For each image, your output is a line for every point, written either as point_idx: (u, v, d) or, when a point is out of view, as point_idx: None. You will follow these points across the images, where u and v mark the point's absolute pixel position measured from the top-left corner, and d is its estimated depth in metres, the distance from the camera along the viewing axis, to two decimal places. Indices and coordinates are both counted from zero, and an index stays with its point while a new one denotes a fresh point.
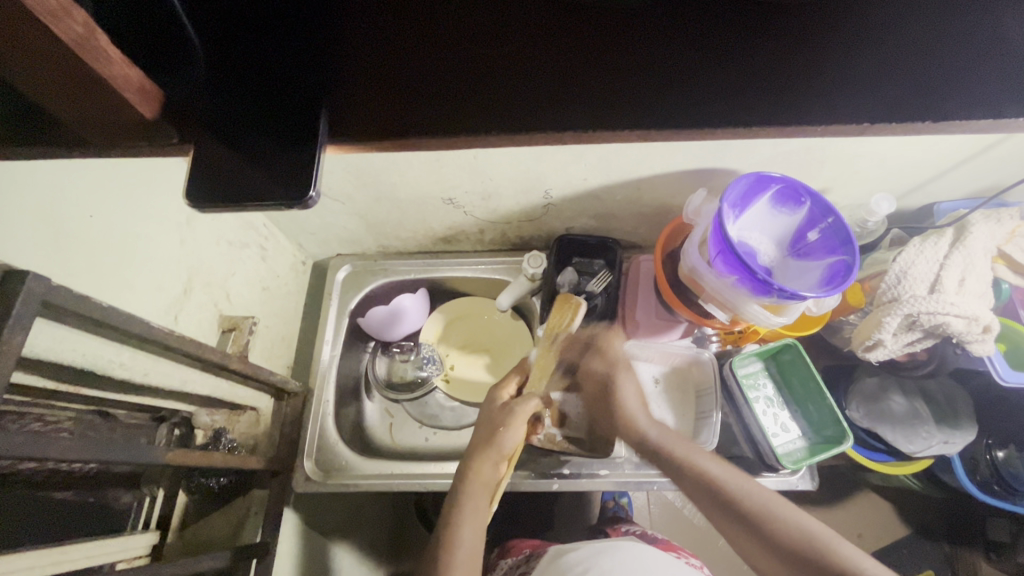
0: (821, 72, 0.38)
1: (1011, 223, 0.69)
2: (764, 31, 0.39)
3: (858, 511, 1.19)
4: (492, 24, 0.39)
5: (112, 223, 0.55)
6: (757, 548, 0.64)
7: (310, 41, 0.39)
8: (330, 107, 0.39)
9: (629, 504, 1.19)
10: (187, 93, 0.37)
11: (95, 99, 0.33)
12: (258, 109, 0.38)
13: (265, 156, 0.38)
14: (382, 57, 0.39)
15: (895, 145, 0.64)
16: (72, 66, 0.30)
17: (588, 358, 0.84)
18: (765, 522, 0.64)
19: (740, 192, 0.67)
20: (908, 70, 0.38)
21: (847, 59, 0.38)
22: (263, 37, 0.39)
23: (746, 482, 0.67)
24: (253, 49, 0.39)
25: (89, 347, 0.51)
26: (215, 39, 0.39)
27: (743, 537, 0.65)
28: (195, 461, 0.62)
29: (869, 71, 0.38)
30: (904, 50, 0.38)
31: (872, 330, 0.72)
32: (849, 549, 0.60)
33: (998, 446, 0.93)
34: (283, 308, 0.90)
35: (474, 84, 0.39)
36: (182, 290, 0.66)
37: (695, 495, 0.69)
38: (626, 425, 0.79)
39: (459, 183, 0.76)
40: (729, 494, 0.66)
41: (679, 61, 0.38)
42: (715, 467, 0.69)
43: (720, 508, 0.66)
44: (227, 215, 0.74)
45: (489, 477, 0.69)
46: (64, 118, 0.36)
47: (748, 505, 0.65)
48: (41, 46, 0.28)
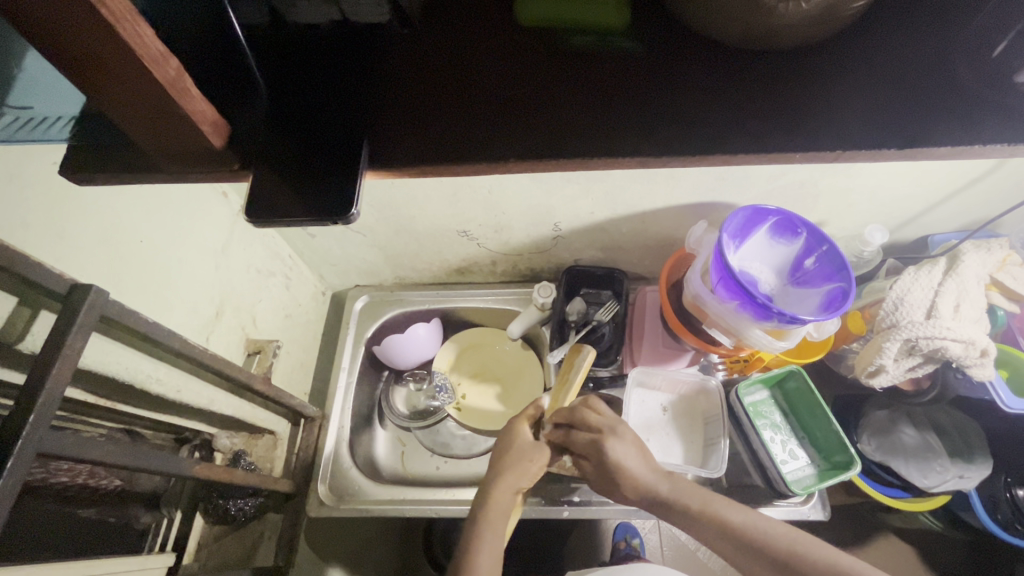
0: (811, 104, 0.42)
1: (1001, 253, 0.73)
2: (755, 73, 0.44)
3: (879, 555, 1.15)
4: (512, 77, 0.45)
5: (159, 248, 0.60)
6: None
7: (357, 88, 0.45)
8: (371, 140, 0.43)
9: (641, 543, 1.16)
10: (247, 131, 0.43)
11: (178, 132, 0.38)
12: (306, 139, 0.43)
13: (310, 177, 0.41)
14: (416, 106, 0.45)
15: (882, 178, 0.69)
16: (164, 104, 0.35)
17: (573, 438, 0.72)
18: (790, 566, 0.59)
19: (739, 223, 0.71)
20: (892, 103, 0.42)
21: (834, 94, 0.42)
22: (314, 83, 0.45)
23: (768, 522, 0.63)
24: (304, 92, 0.45)
25: (130, 360, 0.55)
26: (273, 85, 0.44)
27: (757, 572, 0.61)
28: (219, 476, 0.65)
29: (857, 105, 0.42)
30: (889, 88, 0.42)
31: (873, 356, 0.74)
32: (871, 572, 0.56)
33: (1018, 484, 0.91)
34: (303, 335, 0.94)
35: (497, 119, 0.43)
36: (214, 312, 0.70)
37: (714, 543, 0.64)
38: (630, 490, 0.69)
39: (474, 215, 0.82)
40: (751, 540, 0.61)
41: (677, 98, 0.43)
42: (735, 512, 0.64)
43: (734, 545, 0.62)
44: (257, 245, 0.79)
45: (507, 504, 0.67)
46: (139, 144, 0.41)
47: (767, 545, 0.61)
48: (142, 88, 0.34)
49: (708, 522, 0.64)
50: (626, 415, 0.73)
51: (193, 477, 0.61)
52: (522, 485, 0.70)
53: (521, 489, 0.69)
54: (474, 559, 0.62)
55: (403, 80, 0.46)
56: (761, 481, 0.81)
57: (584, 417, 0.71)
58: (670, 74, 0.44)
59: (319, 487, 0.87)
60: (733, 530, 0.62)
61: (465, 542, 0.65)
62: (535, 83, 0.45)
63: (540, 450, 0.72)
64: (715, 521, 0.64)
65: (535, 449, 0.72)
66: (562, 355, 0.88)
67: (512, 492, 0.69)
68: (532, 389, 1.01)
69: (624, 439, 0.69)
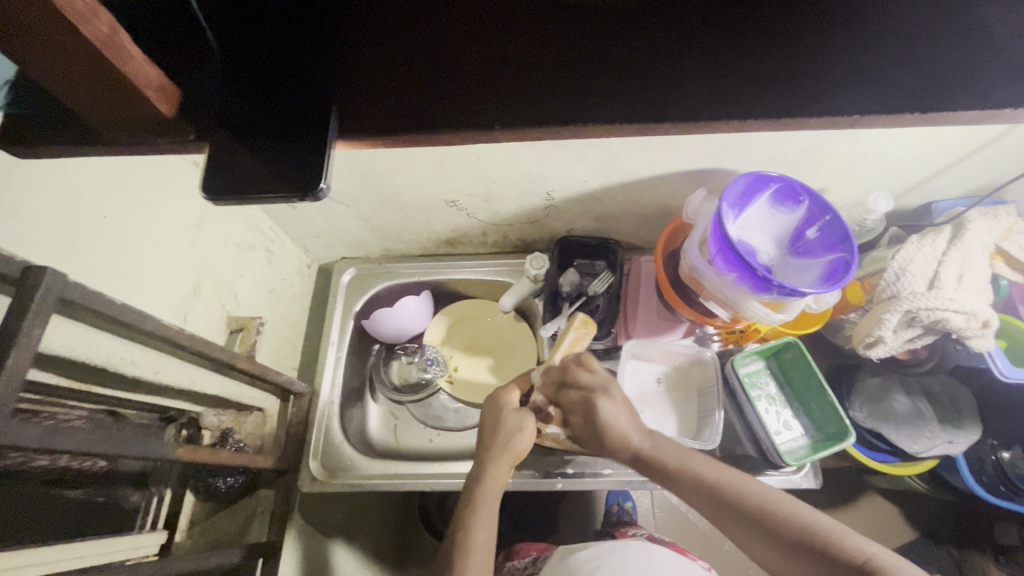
0: (830, 55, 0.37)
1: (1008, 220, 0.70)
2: (771, 15, 0.38)
3: (865, 515, 1.18)
4: (497, 20, 0.39)
5: (125, 224, 0.57)
6: (793, 569, 0.55)
7: (324, 34, 0.39)
8: (339, 101, 0.39)
9: (633, 507, 1.18)
10: (204, 91, 0.37)
11: (119, 98, 0.34)
12: (268, 104, 0.38)
13: (275, 149, 0.38)
14: (390, 56, 0.39)
15: (891, 143, 0.65)
16: (99, 67, 0.31)
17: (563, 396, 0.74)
18: (760, 517, 0.58)
19: (739, 191, 0.68)
20: (914, 55, 0.37)
21: (856, 45, 0.37)
22: (280, 34, 0.39)
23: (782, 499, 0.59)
24: (268, 46, 0.39)
25: (101, 344, 0.53)
26: (236, 35, 0.39)
27: (765, 547, 0.57)
28: (203, 458, 0.63)
29: (879, 57, 0.37)
30: (917, 38, 0.37)
31: (872, 327, 0.72)
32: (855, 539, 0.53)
33: (1003, 447, 0.92)
34: (289, 310, 0.91)
35: (479, 73, 0.38)
36: (191, 290, 0.67)
37: (687, 496, 0.64)
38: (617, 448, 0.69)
39: (462, 184, 0.78)
40: (761, 516, 0.58)
41: (682, 49, 0.38)
42: (747, 486, 0.61)
43: (746, 525, 0.59)
44: (234, 218, 0.75)
45: (501, 479, 0.67)
46: (77, 111, 0.37)
47: (785, 523, 0.56)
48: (69, 47, 0.30)
49: (683, 480, 0.63)
50: (599, 400, 0.70)
51: (176, 460, 0.60)
52: (515, 457, 0.69)
53: (514, 460, 0.69)
54: (467, 539, 0.62)
55: (373, 22, 0.39)
56: (754, 451, 0.81)
57: (575, 375, 0.72)
58: (677, 20, 0.38)
59: (310, 463, 0.86)
60: (706, 484, 0.62)
61: (458, 520, 0.65)
62: (523, 26, 0.39)
63: (527, 419, 0.71)
64: (692, 476, 0.63)
65: (522, 418, 0.71)
66: (554, 329, 0.87)
67: (505, 466, 0.68)
68: (526, 361, 0.99)
69: (615, 398, 0.70)
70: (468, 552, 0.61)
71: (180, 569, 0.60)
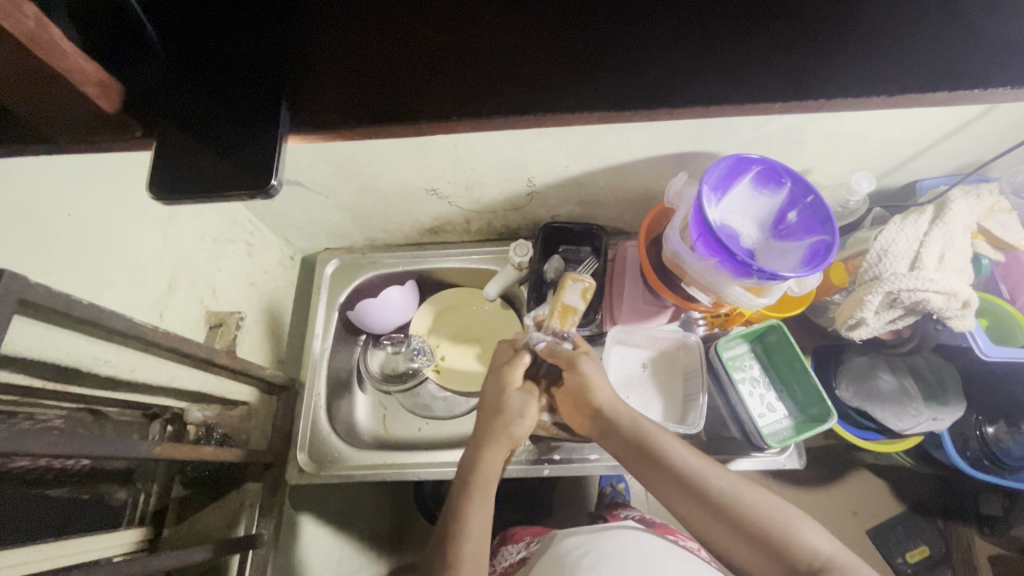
0: (799, 31, 0.35)
1: (991, 199, 0.69)
2: None
3: (853, 491, 1.20)
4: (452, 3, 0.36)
5: (90, 220, 0.55)
6: (744, 552, 0.58)
7: (266, 23, 0.36)
8: (292, 93, 0.36)
9: (625, 489, 1.19)
10: (144, 85, 0.35)
11: (53, 95, 0.32)
12: (216, 93, 0.36)
13: (223, 143, 0.35)
14: (347, 44, 0.36)
15: (874, 122, 0.65)
16: (25, 62, 0.29)
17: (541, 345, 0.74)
18: (731, 507, 0.59)
19: (721, 173, 0.67)
20: (890, 30, 0.35)
21: (828, 19, 0.35)
22: (216, 16, 0.36)
23: (754, 493, 0.59)
24: (206, 28, 0.36)
25: (72, 344, 0.52)
26: (171, 24, 0.36)
27: (728, 538, 0.59)
28: (184, 455, 0.63)
29: (849, 30, 0.35)
30: (889, 16, 0.35)
31: (855, 309, 0.72)
32: (804, 524, 0.57)
33: (988, 422, 0.94)
34: (271, 302, 0.90)
35: (430, 53, 0.36)
36: (166, 286, 0.66)
37: (641, 470, 0.64)
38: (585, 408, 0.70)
39: (441, 172, 0.76)
40: (737, 510, 0.58)
41: (645, 26, 0.35)
42: (721, 480, 0.61)
43: (711, 515, 0.59)
44: (209, 211, 0.74)
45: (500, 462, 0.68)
46: (13, 108, 0.34)
47: (755, 520, 0.57)
48: None
49: (655, 459, 0.63)
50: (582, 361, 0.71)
51: (157, 457, 0.60)
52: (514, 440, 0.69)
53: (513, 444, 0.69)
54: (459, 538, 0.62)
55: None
56: (739, 434, 0.81)
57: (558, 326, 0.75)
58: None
59: (298, 455, 0.86)
60: (675, 465, 0.62)
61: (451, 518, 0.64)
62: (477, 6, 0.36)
63: (529, 405, 0.70)
64: (657, 453, 0.63)
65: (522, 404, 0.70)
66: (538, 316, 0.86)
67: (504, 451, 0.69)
68: None
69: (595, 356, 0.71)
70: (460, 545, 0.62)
71: (167, 565, 0.60)
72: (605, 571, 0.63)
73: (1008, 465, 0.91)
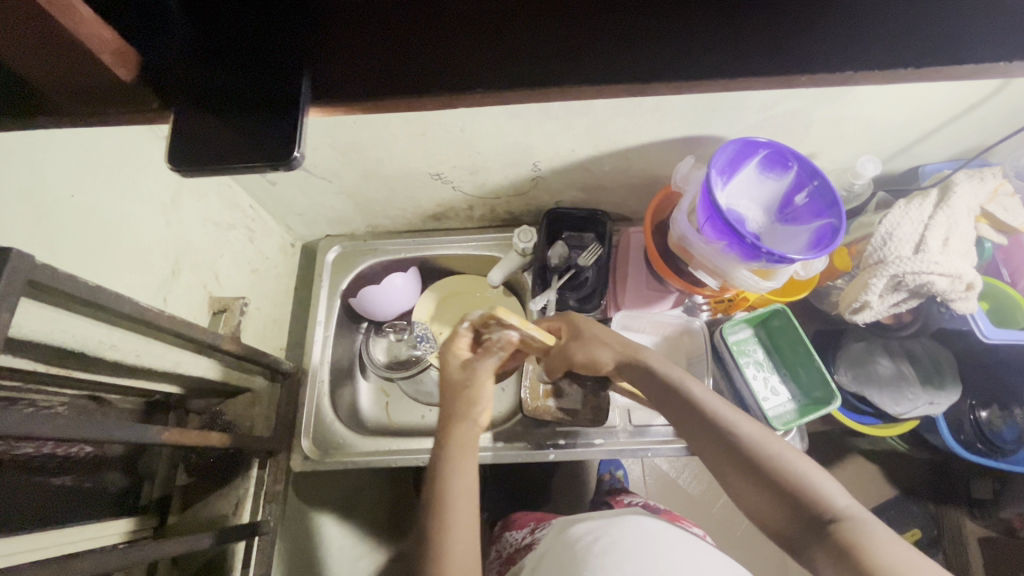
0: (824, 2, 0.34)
1: (995, 181, 0.70)
2: None
3: (848, 474, 1.21)
4: None
5: (94, 203, 0.54)
6: (762, 501, 0.57)
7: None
8: (311, 64, 0.35)
9: (624, 475, 1.20)
10: (164, 57, 0.34)
11: (70, 60, 0.31)
12: (233, 61, 0.34)
13: (245, 110, 0.34)
14: (363, 5, 0.35)
15: (881, 106, 0.65)
16: (39, 21, 0.28)
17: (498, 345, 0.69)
18: (750, 455, 0.58)
19: (728, 157, 0.67)
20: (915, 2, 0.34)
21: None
22: None
23: (775, 443, 0.59)
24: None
25: (78, 328, 0.51)
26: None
27: (747, 488, 0.58)
28: (191, 441, 0.62)
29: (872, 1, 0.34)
30: None
31: (859, 292, 0.73)
32: (824, 481, 0.56)
33: (982, 406, 0.95)
34: (273, 290, 0.89)
35: (451, 24, 0.35)
36: (170, 271, 0.65)
37: (669, 411, 0.65)
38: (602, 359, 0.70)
39: (446, 157, 0.76)
40: (757, 460, 0.58)
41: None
42: (748, 429, 0.60)
43: (733, 462, 0.59)
44: (211, 196, 0.73)
45: (465, 432, 0.65)
46: (28, 77, 0.33)
47: (777, 470, 0.57)
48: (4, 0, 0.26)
49: (678, 402, 0.64)
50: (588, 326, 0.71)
51: (163, 443, 0.59)
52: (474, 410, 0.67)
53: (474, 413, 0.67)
54: (443, 511, 0.59)
55: None
56: None
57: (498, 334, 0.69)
58: None
59: (301, 443, 0.86)
60: (701, 408, 0.62)
61: (429, 491, 0.61)
62: None
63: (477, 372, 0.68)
64: (682, 395, 0.64)
65: (471, 372, 0.69)
66: (543, 302, 0.86)
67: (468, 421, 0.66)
68: None
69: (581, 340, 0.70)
70: (449, 505, 0.59)
71: (176, 550, 0.60)
72: (617, 555, 0.63)
73: (1002, 448, 0.93)
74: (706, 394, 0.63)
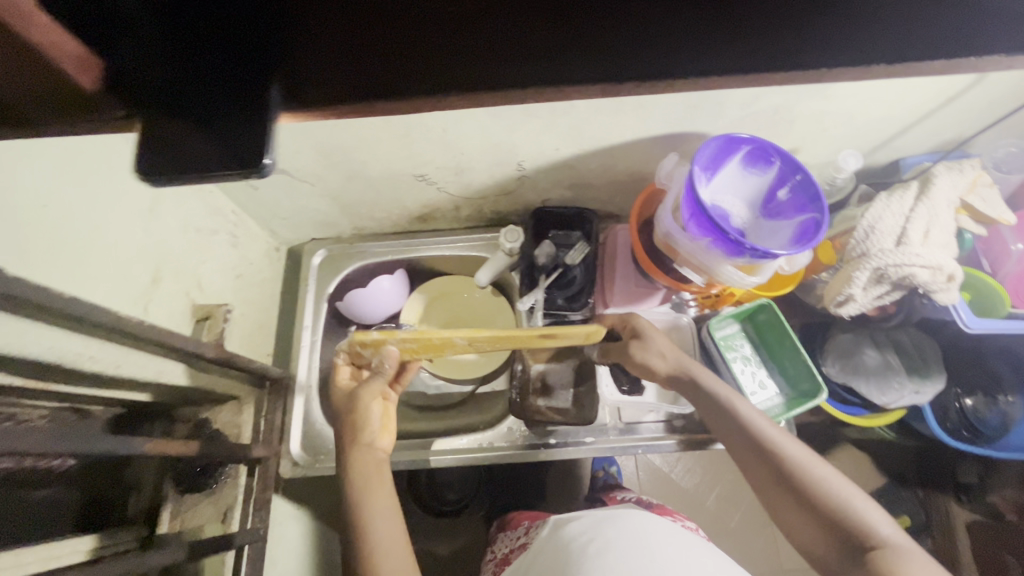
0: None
1: (974, 173, 0.71)
2: None
3: (838, 463, 1.23)
4: None
5: (69, 212, 0.53)
6: (800, 522, 0.58)
7: None
8: (281, 65, 0.33)
9: (618, 470, 1.21)
10: (126, 60, 0.31)
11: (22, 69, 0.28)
12: (201, 62, 0.32)
13: (211, 113, 0.32)
14: (334, 2, 0.33)
15: (860, 100, 0.65)
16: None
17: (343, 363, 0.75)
18: (792, 475, 0.59)
19: (711, 153, 0.67)
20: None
21: None
22: None
23: (820, 467, 0.59)
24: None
25: (55, 340, 0.50)
26: None
27: (788, 509, 0.59)
28: (175, 450, 0.61)
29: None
30: None
31: (843, 286, 0.73)
32: (867, 508, 0.56)
33: (966, 394, 0.97)
34: (258, 295, 0.88)
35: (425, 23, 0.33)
36: (150, 279, 0.64)
37: (715, 424, 0.66)
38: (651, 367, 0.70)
39: (430, 158, 0.75)
40: (798, 481, 0.58)
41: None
42: (793, 449, 0.61)
43: (775, 480, 0.60)
44: (191, 202, 0.72)
45: (368, 459, 0.67)
46: None
47: (819, 493, 0.57)
48: None
49: (727, 417, 0.64)
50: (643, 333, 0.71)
51: (147, 454, 0.58)
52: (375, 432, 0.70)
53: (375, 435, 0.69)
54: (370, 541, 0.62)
55: None
56: None
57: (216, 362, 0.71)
58: None
59: (290, 449, 0.85)
60: (750, 427, 0.62)
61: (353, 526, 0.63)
62: None
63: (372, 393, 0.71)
64: (730, 410, 0.64)
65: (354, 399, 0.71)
66: (531, 301, 0.86)
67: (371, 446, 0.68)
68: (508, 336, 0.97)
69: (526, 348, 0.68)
70: (373, 539, 0.61)
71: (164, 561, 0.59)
72: (611, 557, 0.63)
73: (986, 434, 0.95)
74: (757, 414, 0.64)
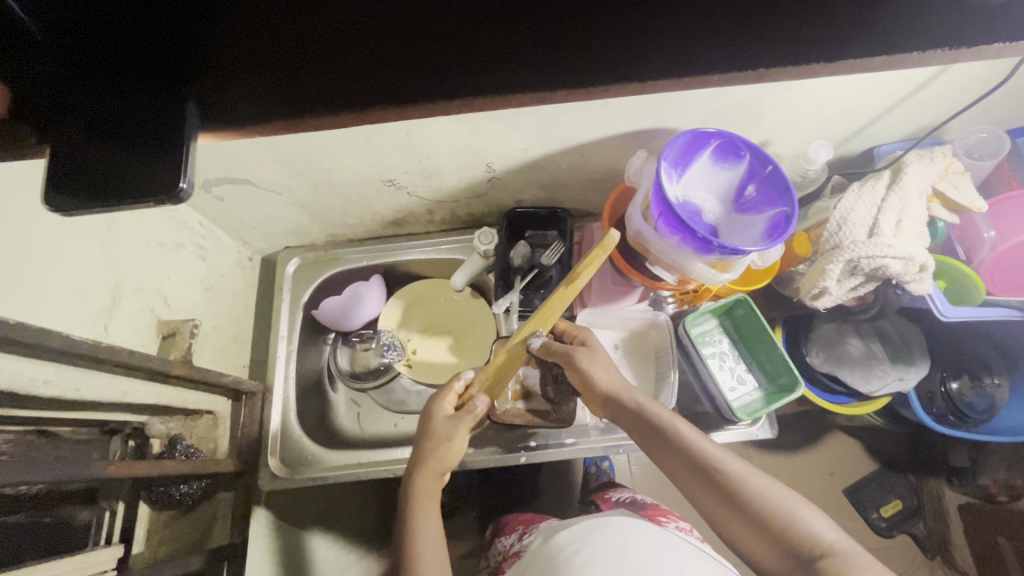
0: None
1: (944, 161, 0.70)
2: None
3: (829, 452, 1.22)
4: None
5: (16, 234, 0.52)
6: (747, 536, 0.57)
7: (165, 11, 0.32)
8: (197, 92, 0.33)
9: (610, 467, 1.20)
10: (33, 86, 0.31)
11: None
12: (113, 91, 0.32)
13: (128, 142, 0.32)
14: (259, 18, 0.32)
15: (825, 91, 0.64)
16: None
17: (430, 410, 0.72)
18: (733, 490, 0.58)
19: (679, 149, 0.66)
20: None
21: None
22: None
23: (762, 478, 0.58)
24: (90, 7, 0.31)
25: (4, 366, 0.49)
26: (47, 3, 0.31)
27: (734, 523, 0.58)
28: (142, 471, 0.60)
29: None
30: None
31: (817, 279, 0.73)
32: (813, 517, 0.55)
33: (952, 378, 0.96)
34: (231, 307, 0.87)
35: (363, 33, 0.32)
36: (111, 298, 0.63)
37: (647, 444, 0.64)
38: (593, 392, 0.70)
39: (396, 163, 0.74)
40: (741, 496, 0.57)
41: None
42: (734, 463, 0.60)
43: (717, 497, 0.59)
44: (154, 217, 0.70)
45: (431, 484, 0.66)
46: None
47: (763, 505, 0.56)
48: None
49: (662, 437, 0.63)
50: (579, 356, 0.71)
51: (111, 477, 0.56)
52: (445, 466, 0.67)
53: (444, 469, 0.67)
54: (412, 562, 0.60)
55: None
56: (711, 408, 0.83)
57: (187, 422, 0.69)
58: None
59: (269, 461, 0.85)
60: (686, 445, 0.61)
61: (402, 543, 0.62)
62: None
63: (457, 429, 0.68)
64: (664, 429, 0.63)
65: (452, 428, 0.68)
66: (506, 304, 0.84)
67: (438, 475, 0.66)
68: (487, 338, 0.97)
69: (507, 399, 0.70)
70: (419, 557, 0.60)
71: None
72: (599, 566, 0.63)
73: (972, 418, 0.95)
74: (694, 431, 0.62)
